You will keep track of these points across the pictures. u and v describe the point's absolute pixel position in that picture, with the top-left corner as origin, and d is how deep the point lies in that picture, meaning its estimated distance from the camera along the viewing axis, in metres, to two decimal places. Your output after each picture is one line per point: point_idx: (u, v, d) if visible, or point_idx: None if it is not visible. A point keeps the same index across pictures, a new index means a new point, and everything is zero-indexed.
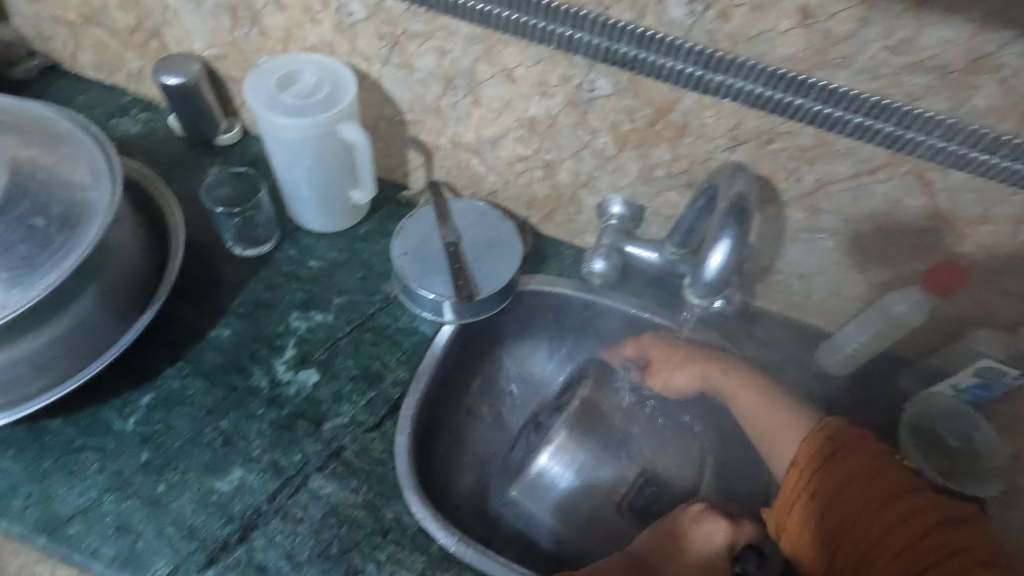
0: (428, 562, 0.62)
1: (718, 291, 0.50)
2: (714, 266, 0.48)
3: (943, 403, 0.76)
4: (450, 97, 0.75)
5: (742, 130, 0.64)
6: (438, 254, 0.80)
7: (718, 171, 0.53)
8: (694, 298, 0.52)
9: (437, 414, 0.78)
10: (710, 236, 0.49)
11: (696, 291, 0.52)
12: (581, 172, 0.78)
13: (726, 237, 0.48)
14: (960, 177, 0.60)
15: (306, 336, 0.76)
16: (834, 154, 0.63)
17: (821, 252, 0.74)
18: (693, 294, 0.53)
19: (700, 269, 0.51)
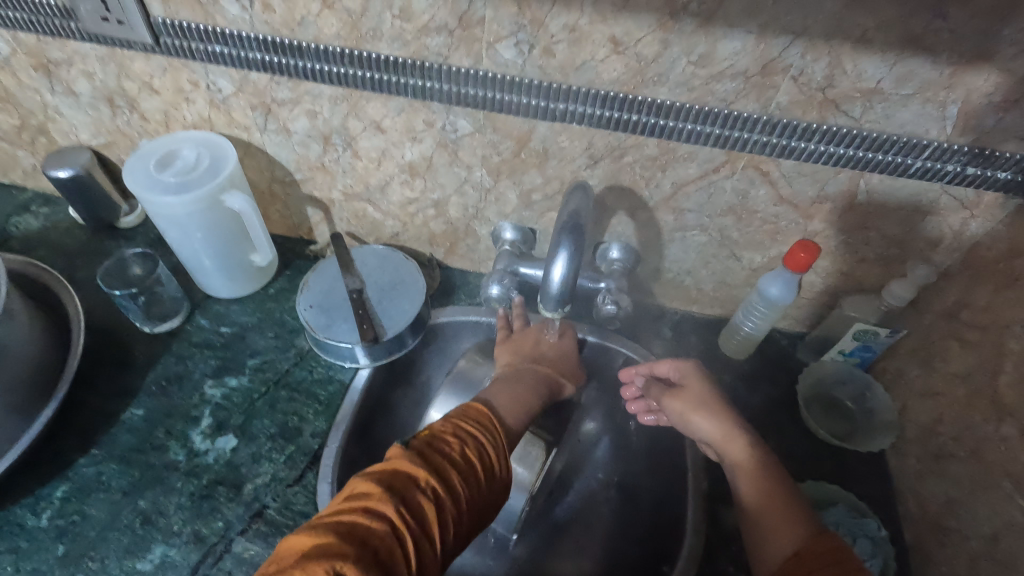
0: None
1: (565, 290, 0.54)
2: (557, 280, 0.53)
3: (835, 370, 0.82)
4: (331, 153, 0.79)
5: (596, 148, 0.69)
6: (344, 302, 0.82)
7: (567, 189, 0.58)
8: (549, 316, 0.56)
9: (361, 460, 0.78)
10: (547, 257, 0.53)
11: (547, 307, 0.55)
12: (468, 206, 0.82)
13: (562, 256, 0.52)
14: (790, 163, 0.66)
15: (222, 403, 0.77)
16: (679, 159, 0.68)
17: (698, 247, 0.79)
18: (548, 313, 0.56)
19: (545, 286, 0.54)
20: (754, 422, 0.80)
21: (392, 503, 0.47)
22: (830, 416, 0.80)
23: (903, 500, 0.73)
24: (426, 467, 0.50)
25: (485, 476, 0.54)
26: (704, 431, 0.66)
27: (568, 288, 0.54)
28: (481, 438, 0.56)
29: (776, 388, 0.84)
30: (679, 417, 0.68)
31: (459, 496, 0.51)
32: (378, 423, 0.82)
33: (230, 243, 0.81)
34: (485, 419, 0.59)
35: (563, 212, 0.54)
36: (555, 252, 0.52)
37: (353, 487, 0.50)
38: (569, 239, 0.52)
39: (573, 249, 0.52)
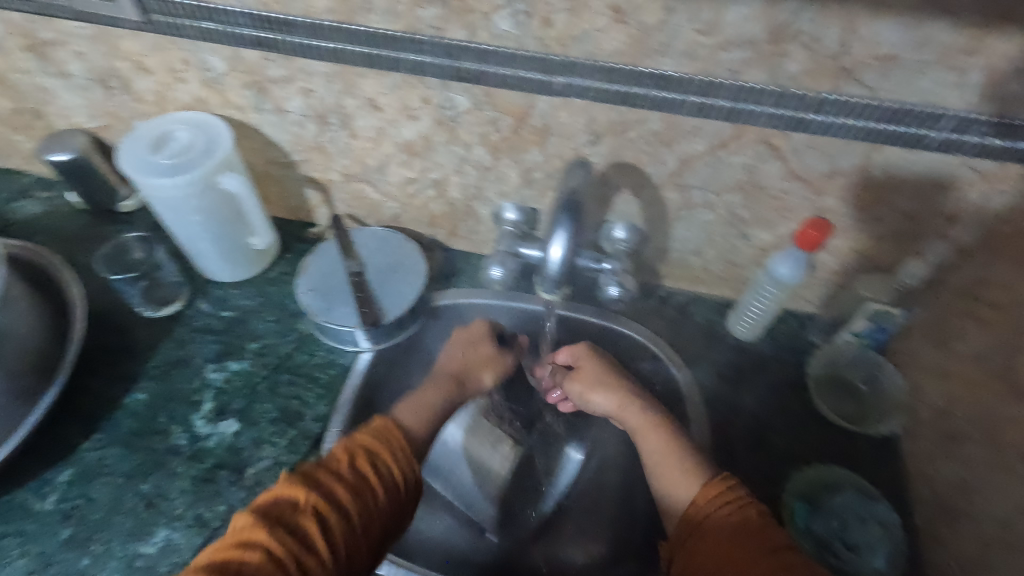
0: None
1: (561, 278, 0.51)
2: (556, 259, 0.50)
3: (847, 351, 0.80)
4: (327, 133, 0.77)
5: (598, 123, 0.67)
6: (343, 286, 0.81)
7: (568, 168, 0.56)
8: (547, 296, 0.53)
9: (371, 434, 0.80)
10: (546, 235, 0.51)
11: (545, 287, 0.53)
12: (468, 185, 0.80)
13: (560, 235, 0.50)
14: (801, 137, 0.63)
15: (223, 387, 0.77)
16: (684, 135, 0.66)
17: (705, 226, 0.77)
18: (544, 292, 0.54)
19: (543, 264, 0.52)
20: (762, 405, 0.79)
21: (274, 534, 0.48)
22: (839, 397, 0.79)
23: (914, 483, 0.71)
24: (308, 487, 0.52)
25: (379, 484, 0.55)
26: (603, 406, 0.74)
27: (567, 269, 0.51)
28: (376, 452, 0.57)
29: (784, 369, 0.82)
30: (581, 398, 0.77)
31: (350, 509, 0.52)
32: (386, 397, 0.83)
33: (229, 226, 0.80)
34: (385, 431, 0.60)
35: (561, 194, 0.51)
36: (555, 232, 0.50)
37: (232, 526, 0.51)
38: (567, 219, 0.50)
39: (572, 226, 0.49)
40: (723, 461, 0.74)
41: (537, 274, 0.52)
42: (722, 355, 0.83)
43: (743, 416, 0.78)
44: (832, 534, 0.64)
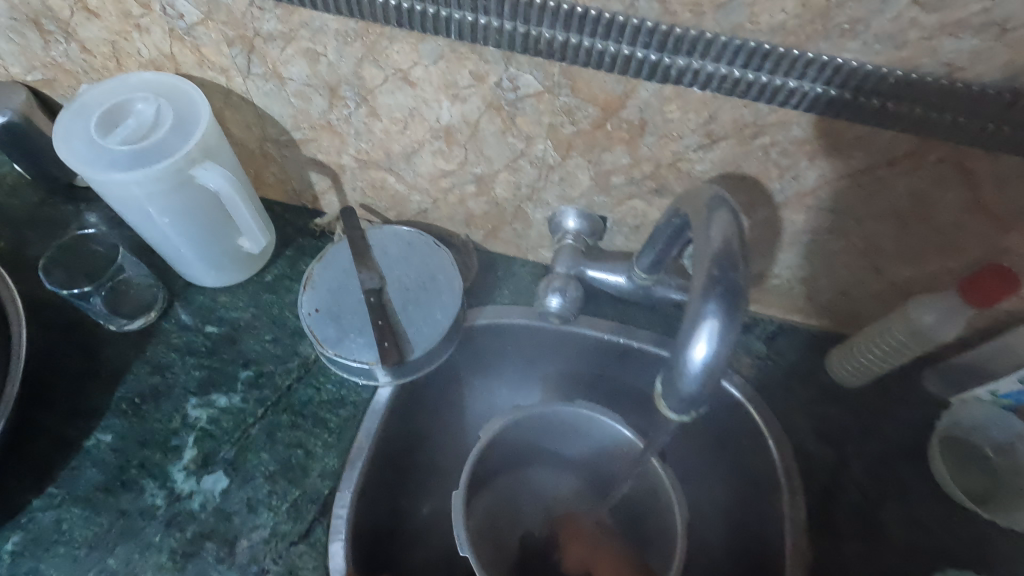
0: None
1: (699, 401, 0.35)
2: (698, 363, 0.33)
3: (981, 414, 0.64)
4: (339, 109, 0.58)
5: (719, 122, 0.48)
6: (358, 305, 0.64)
7: (695, 196, 0.40)
8: (669, 415, 0.37)
9: (393, 473, 0.66)
10: (681, 332, 0.34)
11: (670, 405, 0.36)
12: (521, 185, 0.62)
13: (706, 321, 0.33)
14: (1011, 160, 0.45)
15: (209, 429, 0.62)
16: (841, 146, 0.47)
17: (826, 254, 0.60)
18: (664, 411, 0.38)
19: (673, 373, 0.35)
20: (870, 476, 0.64)
21: None
22: (965, 468, 0.64)
23: None
24: None
25: None
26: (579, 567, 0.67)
27: (709, 376, 0.34)
28: None
29: (895, 428, 0.67)
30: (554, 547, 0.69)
31: None
32: (410, 429, 0.68)
33: (211, 225, 0.62)
34: None
35: (701, 265, 0.34)
36: (696, 317, 0.33)
37: None
38: (721, 298, 0.33)
39: (725, 308, 0.33)
40: (826, 550, 0.60)
41: (660, 381, 0.36)
42: (823, 405, 0.68)
43: (846, 489, 0.64)
44: None
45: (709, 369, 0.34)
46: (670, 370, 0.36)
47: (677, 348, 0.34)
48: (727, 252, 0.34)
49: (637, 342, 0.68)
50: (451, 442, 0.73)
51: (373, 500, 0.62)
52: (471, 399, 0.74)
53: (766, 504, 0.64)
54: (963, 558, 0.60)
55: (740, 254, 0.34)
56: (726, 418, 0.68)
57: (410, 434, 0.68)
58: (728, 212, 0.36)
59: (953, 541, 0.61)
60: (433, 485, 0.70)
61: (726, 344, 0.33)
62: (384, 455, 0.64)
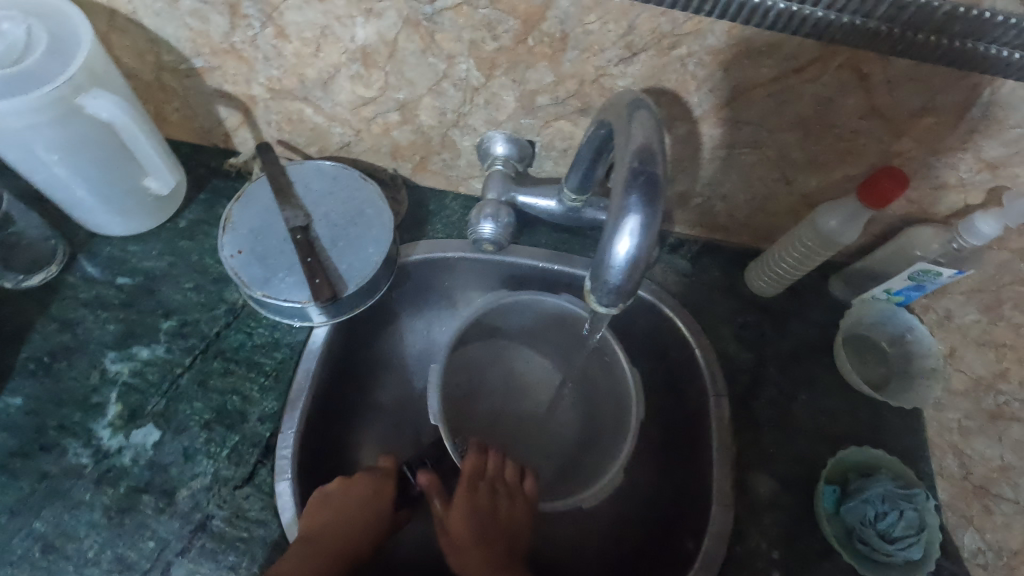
0: (273, 554, 0.54)
1: (630, 290, 0.36)
2: (625, 254, 0.34)
3: (876, 311, 0.71)
4: (244, 30, 0.54)
5: (637, 34, 0.49)
6: (284, 245, 0.62)
7: (617, 101, 0.41)
8: (598, 310, 0.37)
9: (341, 397, 0.67)
10: (606, 226, 0.35)
11: (599, 299, 0.37)
12: (446, 110, 0.60)
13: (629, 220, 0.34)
14: (901, 64, 0.48)
15: (133, 383, 0.59)
16: (753, 55, 0.49)
17: (742, 168, 0.63)
18: (596, 308, 0.38)
19: (599, 265, 0.36)
20: (785, 372, 0.70)
21: None
22: (867, 360, 0.71)
23: (938, 452, 0.67)
24: None
25: None
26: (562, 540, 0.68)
27: (633, 274, 0.35)
28: None
29: (806, 329, 0.73)
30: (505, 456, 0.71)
31: None
32: (352, 364, 0.69)
33: (111, 164, 0.57)
34: None
35: (622, 160, 0.35)
36: (619, 206, 0.34)
37: None
38: (641, 186, 0.34)
39: (646, 196, 0.34)
40: (747, 443, 0.66)
41: (587, 276, 0.37)
42: (744, 314, 0.73)
43: (764, 387, 0.69)
44: (866, 523, 0.59)
45: (635, 259, 0.35)
46: (600, 261, 0.36)
47: (607, 240, 0.35)
48: (646, 145, 0.35)
49: (570, 269, 0.70)
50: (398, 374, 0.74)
51: (320, 424, 0.63)
52: (422, 325, 0.75)
53: (692, 401, 0.70)
54: (863, 436, 0.67)
55: (656, 143, 0.35)
56: (656, 334, 0.73)
57: (359, 357, 0.70)
58: (646, 108, 0.38)
59: (857, 423, 0.68)
60: (380, 418, 0.71)
61: (649, 231, 0.34)
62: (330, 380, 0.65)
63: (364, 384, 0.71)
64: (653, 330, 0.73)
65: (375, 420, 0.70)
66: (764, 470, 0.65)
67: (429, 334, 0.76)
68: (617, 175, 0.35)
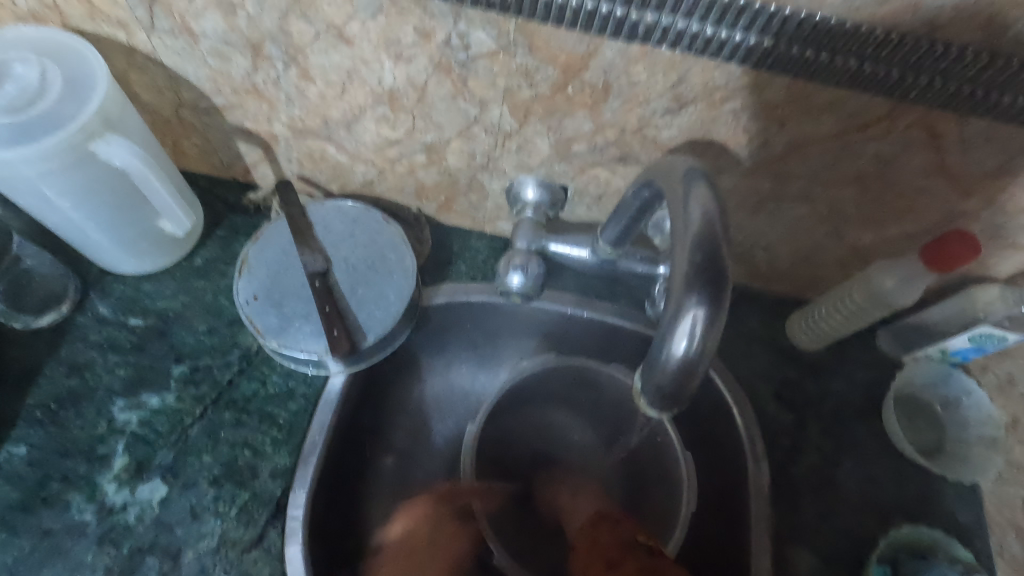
0: None
1: (684, 390, 0.32)
2: (682, 353, 0.31)
3: (927, 372, 0.67)
4: (266, 71, 0.51)
5: (687, 86, 0.45)
6: (301, 290, 0.59)
7: (670, 169, 0.37)
8: (648, 414, 0.34)
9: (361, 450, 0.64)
10: (662, 327, 0.31)
11: (649, 401, 0.33)
12: (476, 154, 0.57)
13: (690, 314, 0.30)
14: (980, 125, 0.44)
15: (141, 434, 0.56)
16: (813, 111, 0.45)
17: (790, 220, 0.59)
18: (646, 410, 0.35)
19: (651, 365, 0.32)
20: (829, 434, 0.66)
21: None
22: (916, 424, 0.66)
23: (998, 531, 0.61)
24: None
25: None
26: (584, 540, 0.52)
27: (691, 374, 0.31)
28: None
29: (851, 387, 0.68)
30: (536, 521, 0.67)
31: None
32: (371, 414, 0.66)
33: (124, 205, 0.55)
34: None
35: (680, 252, 0.31)
36: (679, 309, 0.30)
37: None
38: (704, 286, 0.30)
39: (709, 299, 0.30)
40: (788, 513, 0.62)
41: (640, 380, 0.33)
42: (784, 370, 0.68)
43: (806, 451, 0.65)
44: None
45: (695, 369, 0.31)
46: (653, 362, 0.32)
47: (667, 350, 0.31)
48: (708, 234, 0.31)
49: (600, 318, 0.66)
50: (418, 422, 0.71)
51: (336, 483, 0.60)
52: (445, 372, 0.72)
53: (727, 461, 0.66)
54: (914, 510, 0.62)
55: (719, 230, 0.31)
56: (693, 386, 0.69)
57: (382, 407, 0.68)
58: (704, 181, 0.34)
59: (907, 495, 0.63)
60: (394, 468, 0.68)
61: (712, 339, 0.30)
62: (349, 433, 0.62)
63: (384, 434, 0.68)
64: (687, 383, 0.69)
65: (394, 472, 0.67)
66: (805, 544, 0.60)
67: (453, 382, 0.73)
68: (675, 271, 0.31)
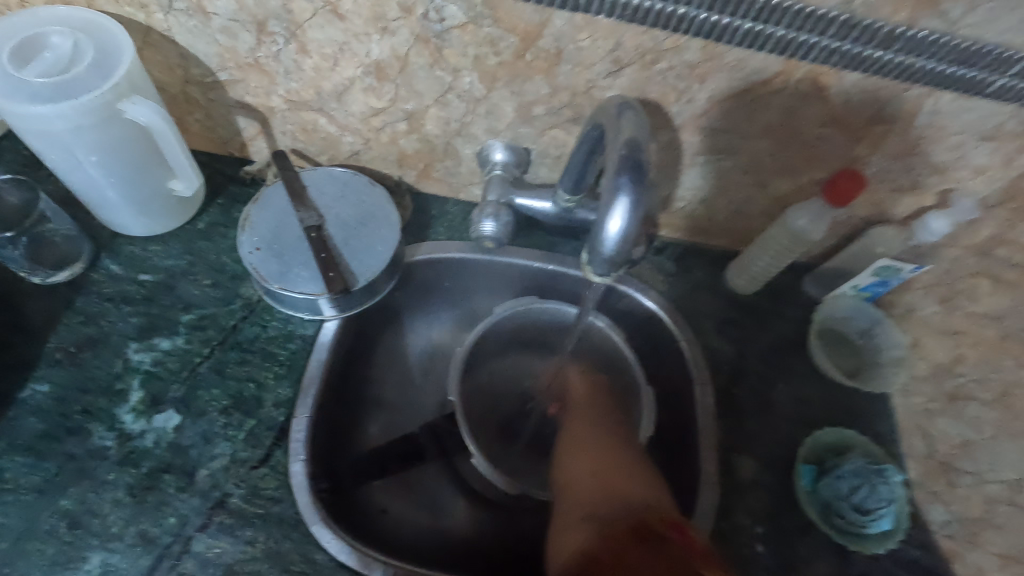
0: (288, 529, 0.57)
1: (622, 260, 0.42)
2: (616, 232, 0.40)
3: (846, 308, 0.77)
4: (268, 46, 0.60)
5: (624, 49, 0.55)
6: (299, 243, 0.66)
7: (607, 105, 0.47)
8: (595, 279, 0.43)
9: (351, 390, 0.72)
10: (600, 208, 0.41)
11: (596, 269, 0.43)
12: (451, 120, 0.66)
13: (623, 200, 0.39)
14: (854, 78, 0.55)
15: (154, 372, 0.62)
16: (724, 69, 0.56)
17: (719, 173, 0.69)
18: (591, 277, 0.44)
19: (595, 240, 0.42)
20: (764, 364, 0.76)
21: None
22: (838, 352, 0.77)
23: (907, 436, 0.72)
24: None
25: None
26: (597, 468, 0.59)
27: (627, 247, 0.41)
28: None
29: (782, 323, 0.79)
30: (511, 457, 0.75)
31: None
32: (359, 359, 0.74)
33: (140, 166, 0.62)
34: None
35: (614, 150, 0.41)
36: (611, 189, 0.40)
37: None
38: (630, 172, 0.40)
39: (635, 181, 0.39)
40: (731, 428, 0.71)
41: (587, 252, 0.42)
42: (725, 311, 0.79)
43: (745, 377, 0.75)
44: (841, 498, 0.64)
45: (626, 237, 0.40)
46: (595, 236, 0.41)
47: (604, 222, 0.40)
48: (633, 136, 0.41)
49: (562, 267, 0.75)
50: (401, 369, 0.79)
51: (331, 415, 0.67)
52: (424, 323, 0.81)
53: (679, 387, 0.75)
54: (837, 422, 0.72)
55: (642, 135, 0.41)
56: (650, 328, 0.78)
57: (367, 353, 0.75)
58: (630, 108, 0.44)
59: (832, 410, 0.73)
60: (380, 412, 0.75)
61: (638, 212, 0.40)
62: (341, 373, 0.70)
63: (370, 377, 0.75)
64: (646, 324, 0.79)
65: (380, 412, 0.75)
66: (746, 453, 0.70)
67: (430, 333, 0.81)
68: (608, 164, 0.41)
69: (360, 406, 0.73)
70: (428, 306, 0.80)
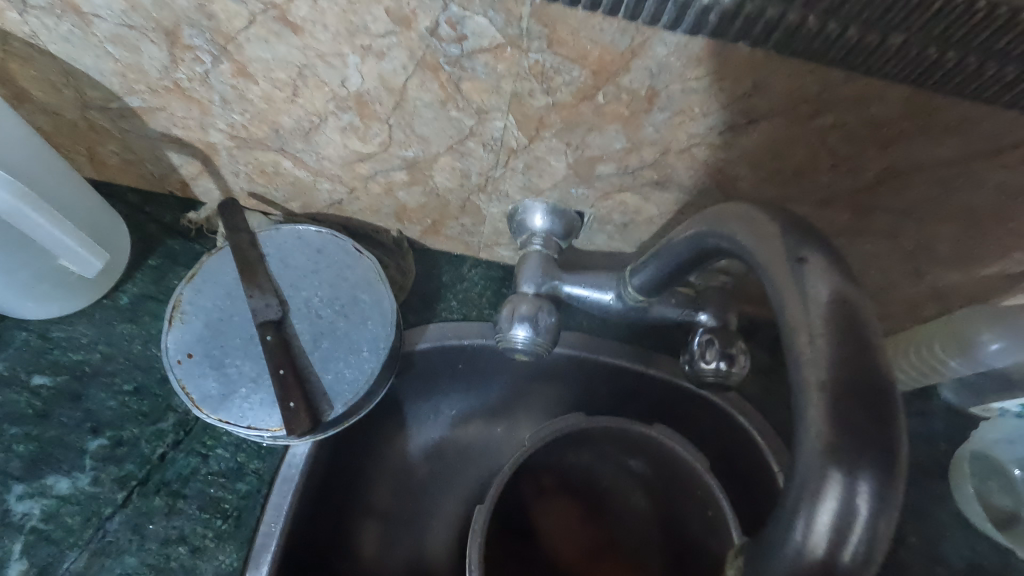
0: None
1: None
2: (813, 533, 0.21)
3: (1002, 428, 0.55)
4: (190, 65, 0.38)
5: (765, 96, 0.33)
6: (249, 344, 0.46)
7: (767, 239, 0.26)
8: None
9: (327, 521, 0.52)
10: (790, 499, 0.22)
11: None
12: (470, 173, 0.45)
13: (846, 488, 0.21)
14: None
15: (45, 532, 0.44)
16: (931, 130, 0.33)
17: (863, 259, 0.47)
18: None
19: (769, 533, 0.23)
20: None
21: None
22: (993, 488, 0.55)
23: None
24: None
25: None
26: None
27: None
28: None
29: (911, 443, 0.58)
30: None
31: None
32: (340, 475, 0.54)
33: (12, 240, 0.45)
34: None
35: (812, 396, 0.22)
36: (817, 492, 0.21)
37: None
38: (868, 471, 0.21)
39: (879, 496, 0.21)
40: None
41: (741, 562, 0.24)
42: None
43: None
44: None
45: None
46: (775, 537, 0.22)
47: (786, 545, 0.21)
48: (865, 384, 0.22)
49: (619, 361, 0.55)
50: (398, 470, 0.59)
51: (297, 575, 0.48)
52: (428, 411, 0.60)
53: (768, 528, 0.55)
54: None
55: (890, 377, 0.22)
56: (732, 444, 0.54)
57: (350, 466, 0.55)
58: (831, 291, 0.24)
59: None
60: (373, 535, 0.56)
61: (875, 553, 0.21)
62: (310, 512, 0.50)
63: (355, 491, 0.56)
64: None
65: (370, 538, 0.56)
66: None
67: (437, 426, 0.61)
68: (807, 431, 0.22)
69: (343, 536, 0.54)
70: (436, 388, 0.59)
